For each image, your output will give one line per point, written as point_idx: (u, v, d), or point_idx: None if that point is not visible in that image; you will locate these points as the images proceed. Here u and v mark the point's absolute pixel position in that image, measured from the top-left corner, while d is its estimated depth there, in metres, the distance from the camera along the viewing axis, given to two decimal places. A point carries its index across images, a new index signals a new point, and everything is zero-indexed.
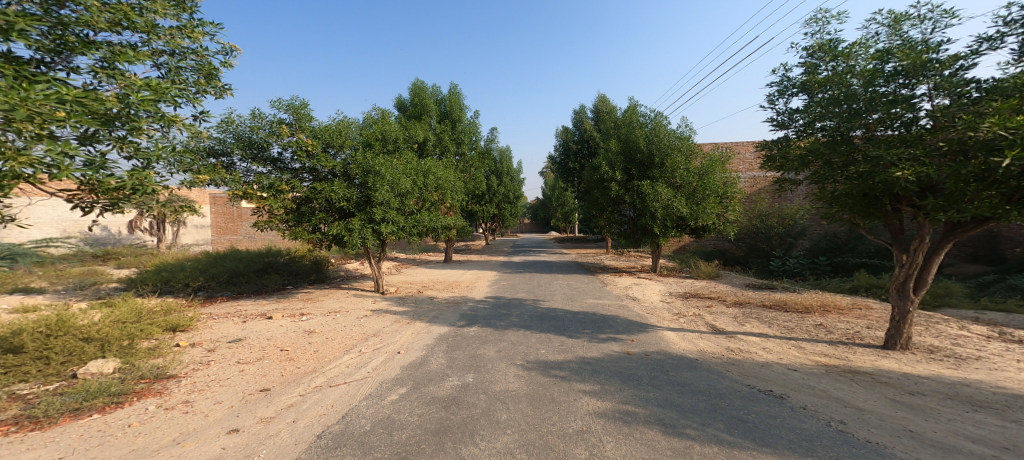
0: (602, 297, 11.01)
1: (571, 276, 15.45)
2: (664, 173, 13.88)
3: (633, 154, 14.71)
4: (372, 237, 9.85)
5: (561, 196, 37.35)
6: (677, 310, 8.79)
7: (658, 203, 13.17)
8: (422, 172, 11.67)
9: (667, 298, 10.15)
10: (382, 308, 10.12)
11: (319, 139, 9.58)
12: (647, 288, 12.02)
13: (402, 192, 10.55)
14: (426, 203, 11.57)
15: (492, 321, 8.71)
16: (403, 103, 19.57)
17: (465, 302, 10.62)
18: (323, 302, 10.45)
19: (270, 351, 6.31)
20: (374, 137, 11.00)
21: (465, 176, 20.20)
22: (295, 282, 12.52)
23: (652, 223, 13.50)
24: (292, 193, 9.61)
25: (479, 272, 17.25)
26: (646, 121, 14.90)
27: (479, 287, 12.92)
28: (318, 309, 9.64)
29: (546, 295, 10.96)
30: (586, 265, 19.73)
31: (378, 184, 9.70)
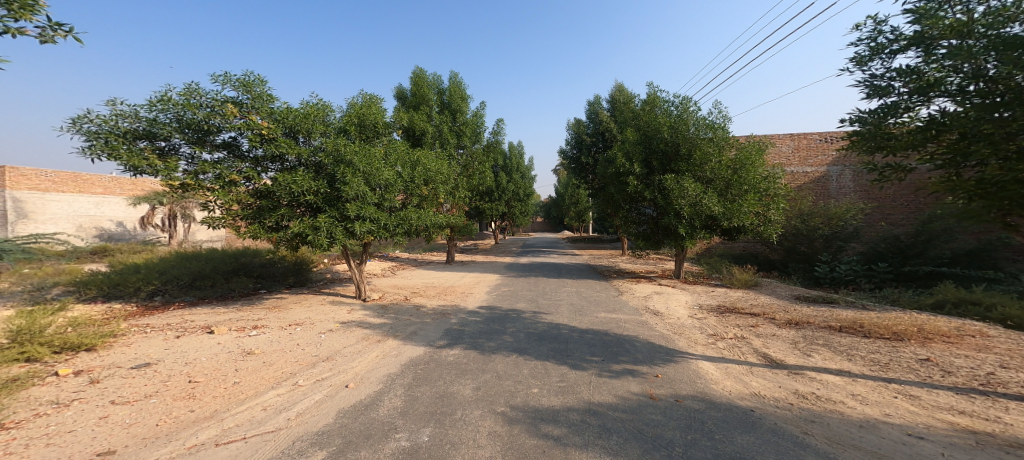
0: (617, 309, 9.27)
1: (583, 281, 13.72)
2: (692, 167, 11.99)
3: (655, 145, 12.83)
4: (343, 238, 8.20)
5: (575, 194, 35.78)
6: (714, 329, 7.00)
7: (685, 200, 11.31)
8: (410, 163, 10.03)
9: (698, 312, 8.34)
10: (358, 317, 8.62)
11: (281, 122, 7.98)
12: (671, 298, 10.20)
13: (383, 186, 8.92)
14: (414, 198, 9.91)
15: (481, 339, 7.10)
16: (402, 92, 18.13)
17: (456, 313, 9.05)
18: (290, 311, 8.97)
19: (174, 383, 4.76)
20: (353, 123, 9.45)
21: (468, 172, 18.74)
22: (268, 286, 11.11)
23: (679, 224, 11.58)
24: (249, 185, 7.97)
25: (481, 275, 15.65)
26: (670, 108, 13.02)
27: (476, 294, 11.36)
28: (279, 320, 8.15)
29: (550, 306, 9.30)
30: (599, 268, 18.00)
31: (350, 174, 8.09)
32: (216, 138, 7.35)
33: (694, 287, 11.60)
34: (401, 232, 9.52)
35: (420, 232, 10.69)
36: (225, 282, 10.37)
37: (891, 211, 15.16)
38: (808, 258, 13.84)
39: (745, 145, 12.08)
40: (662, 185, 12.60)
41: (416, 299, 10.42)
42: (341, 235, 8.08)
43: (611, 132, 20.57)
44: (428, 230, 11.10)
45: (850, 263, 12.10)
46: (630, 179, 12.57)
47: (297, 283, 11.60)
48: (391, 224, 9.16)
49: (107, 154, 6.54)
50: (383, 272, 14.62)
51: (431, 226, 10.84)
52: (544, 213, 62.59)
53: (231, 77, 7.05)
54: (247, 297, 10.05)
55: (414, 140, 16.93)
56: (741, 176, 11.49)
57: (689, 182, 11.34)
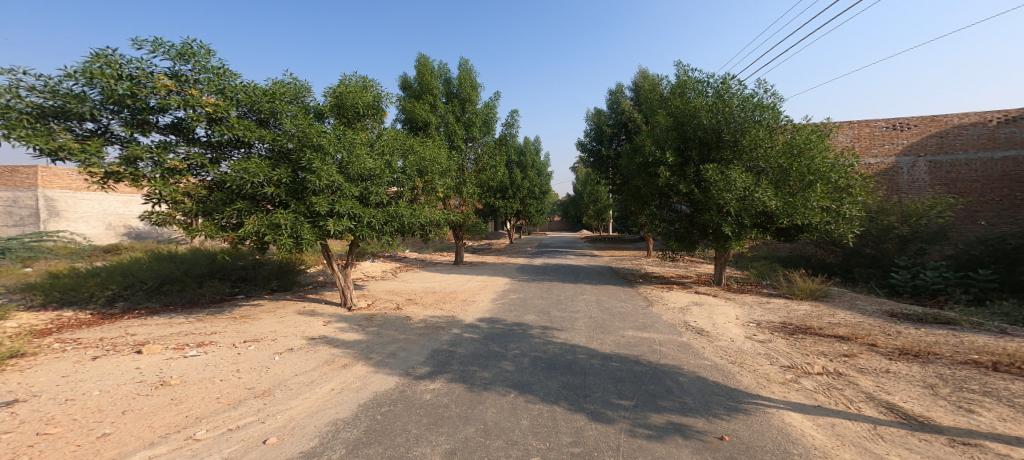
0: (647, 324, 7.55)
1: (604, 286, 11.99)
2: (740, 154, 9.99)
3: (692, 130, 10.87)
4: (312, 238, 6.68)
5: (595, 192, 34.24)
6: (788, 361, 5.20)
7: (731, 193, 9.38)
8: (401, 151, 8.46)
9: (755, 332, 6.56)
10: (339, 327, 7.23)
11: (236, 99, 6.41)
12: (715, 310, 8.39)
13: (363, 175, 7.35)
14: (406, 192, 8.29)
15: (479, 365, 5.56)
16: (406, 82, 16.73)
17: (451, 327, 7.57)
18: (259, 319, 7.60)
19: (11, 438, 3.33)
20: (332, 102, 7.94)
21: (477, 165, 17.70)
22: (247, 290, 9.66)
23: (724, 222, 9.64)
24: (202, 175, 6.48)
25: (489, 278, 14.12)
26: (709, 87, 11.06)
27: (479, 302, 9.89)
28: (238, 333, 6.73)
29: (565, 321, 7.70)
30: (621, 270, 16.27)
31: (319, 161, 6.55)
32: (153, 118, 5.96)
33: (741, 296, 9.73)
34: (388, 232, 7.93)
35: (414, 231, 9.08)
36: (196, 286, 8.97)
37: (979, 206, 13.55)
38: (881, 264, 12.11)
39: (803, 128, 9.99)
40: (701, 178, 10.66)
41: (411, 308, 9.00)
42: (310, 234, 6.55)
43: (635, 122, 18.64)
44: (423, 228, 9.47)
45: (938, 269, 10.35)
46: (662, 169, 10.71)
47: (281, 286, 10.11)
48: (377, 222, 7.55)
49: (4, 134, 5.21)
50: (381, 274, 13.26)
51: (427, 224, 9.23)
52: (561, 212, 60.62)
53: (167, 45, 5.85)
54: (218, 303, 8.68)
55: (409, 129, 16.12)
56: (802, 165, 9.43)
57: (737, 171, 9.41)
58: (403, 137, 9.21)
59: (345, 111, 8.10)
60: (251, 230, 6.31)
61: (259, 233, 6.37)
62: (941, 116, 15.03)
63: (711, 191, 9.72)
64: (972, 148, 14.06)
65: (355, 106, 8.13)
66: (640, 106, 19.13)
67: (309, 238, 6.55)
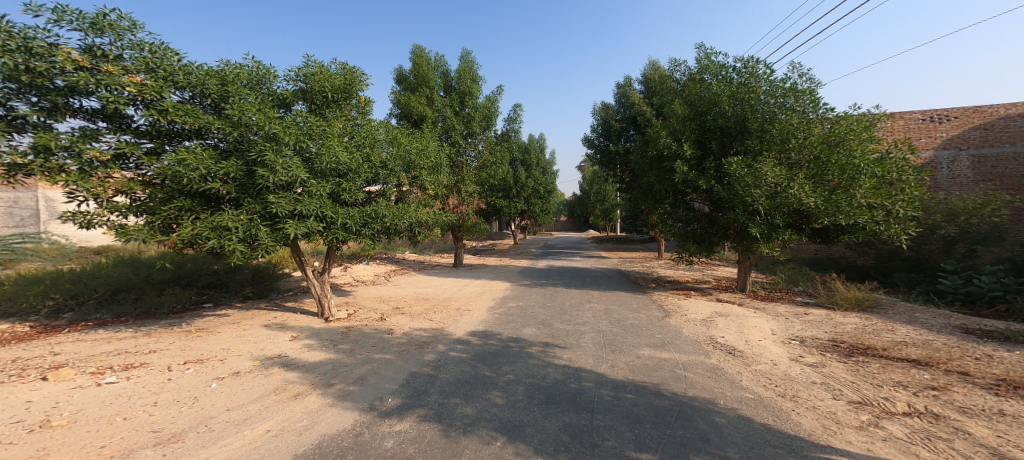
0: (666, 341, 6.42)
1: (614, 292, 10.89)
2: (769, 146, 8.78)
3: (714, 120, 9.66)
4: (270, 243, 5.53)
5: (603, 192, 33.31)
6: (856, 396, 4.06)
7: (759, 190, 8.22)
8: (381, 142, 7.33)
9: (800, 354, 5.41)
10: (307, 338, 6.17)
11: (174, 81, 5.40)
12: (744, 323, 7.25)
13: (333, 170, 6.21)
14: (389, 189, 7.12)
15: (462, 395, 4.48)
16: (401, 74, 15.78)
17: (438, 342, 6.52)
18: (217, 321, 6.56)
19: None
20: (298, 84, 6.78)
21: (478, 161, 16.63)
22: (215, 299, 8.00)
23: (752, 223, 8.42)
24: (139, 169, 5.38)
25: (488, 283, 13.09)
26: (732, 71, 9.87)
27: (474, 311, 8.84)
28: (185, 345, 5.47)
29: (570, 338, 6.61)
30: (631, 274, 15.19)
31: (273, 152, 5.43)
32: (70, 99, 5.05)
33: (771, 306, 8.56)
34: (366, 236, 6.79)
35: (401, 233, 7.95)
36: (157, 294, 7.41)
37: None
38: (927, 269, 11.25)
39: (842, 117, 8.78)
40: (723, 173, 9.51)
41: (397, 317, 8.01)
42: (266, 238, 5.43)
43: (644, 115, 17.50)
44: (411, 230, 8.31)
45: (995, 274, 9.29)
46: (679, 164, 9.54)
47: (257, 294, 8.47)
48: (351, 223, 6.39)
49: None
50: (372, 277, 12.26)
51: (416, 225, 8.07)
52: (567, 212, 59.53)
53: (85, 18, 5.04)
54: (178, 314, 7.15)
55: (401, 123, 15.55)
56: (843, 158, 8.21)
57: (768, 165, 8.22)
58: (389, 126, 8.11)
59: (314, 96, 6.90)
60: (188, 235, 5.14)
61: (198, 239, 5.21)
62: (986, 108, 14.36)
63: (736, 187, 8.55)
64: (1021, 140, 12.88)
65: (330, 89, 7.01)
66: (651, 99, 18.00)
67: (264, 243, 5.42)
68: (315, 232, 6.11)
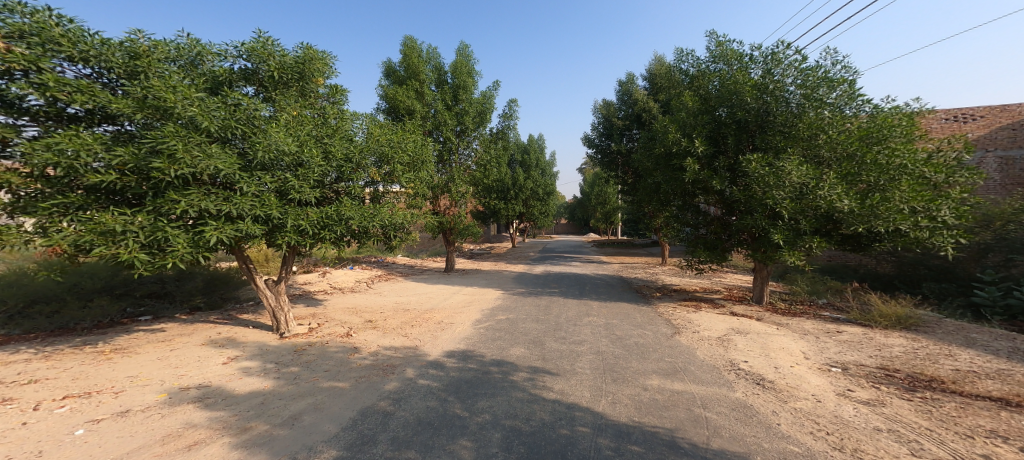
0: (679, 367, 5.41)
1: (615, 303, 9.89)
2: (793, 142, 7.78)
3: (729, 113, 8.64)
4: (186, 251, 4.40)
5: (604, 194, 32.37)
6: (943, 455, 3.12)
7: (784, 191, 7.20)
8: (348, 133, 6.26)
9: (847, 387, 4.42)
10: (251, 355, 5.18)
11: (60, 50, 4.41)
12: (767, 343, 6.25)
13: (279, 162, 5.14)
14: (356, 187, 6.02)
15: (423, 445, 3.47)
16: (390, 67, 14.82)
17: (409, 363, 5.54)
18: (149, 334, 5.53)
19: None
20: (242, 63, 5.75)
21: (472, 160, 15.71)
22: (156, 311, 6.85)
23: (773, 229, 7.41)
24: (12, 158, 4.41)
25: (479, 290, 12.11)
26: (751, 60, 8.90)
27: (458, 325, 7.86)
28: (84, 368, 4.31)
29: (565, 361, 5.63)
30: (633, 281, 14.20)
31: (183, 138, 4.33)
32: None
33: (795, 322, 7.54)
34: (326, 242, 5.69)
35: (374, 238, 6.87)
36: (82, 306, 6.20)
37: None
38: (962, 280, 10.21)
39: (876, 109, 7.81)
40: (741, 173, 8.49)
41: (366, 332, 6.78)
42: (180, 244, 4.30)
43: (650, 112, 16.68)
44: (387, 234, 7.21)
45: None
46: (690, 162, 8.56)
47: (209, 305, 7.38)
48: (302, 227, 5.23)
49: None
50: (352, 283, 11.22)
51: (392, 229, 7.01)
52: (566, 213, 58.91)
53: None
54: (105, 329, 6.00)
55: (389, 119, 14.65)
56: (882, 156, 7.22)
57: (793, 162, 7.20)
58: (362, 116, 7.10)
59: (263, 77, 5.89)
60: (74, 240, 4.08)
61: (85, 246, 4.10)
62: (1015, 107, 13.39)
63: (756, 188, 7.56)
64: None
65: (285, 71, 5.98)
66: (656, 95, 17.12)
67: (175, 252, 4.27)
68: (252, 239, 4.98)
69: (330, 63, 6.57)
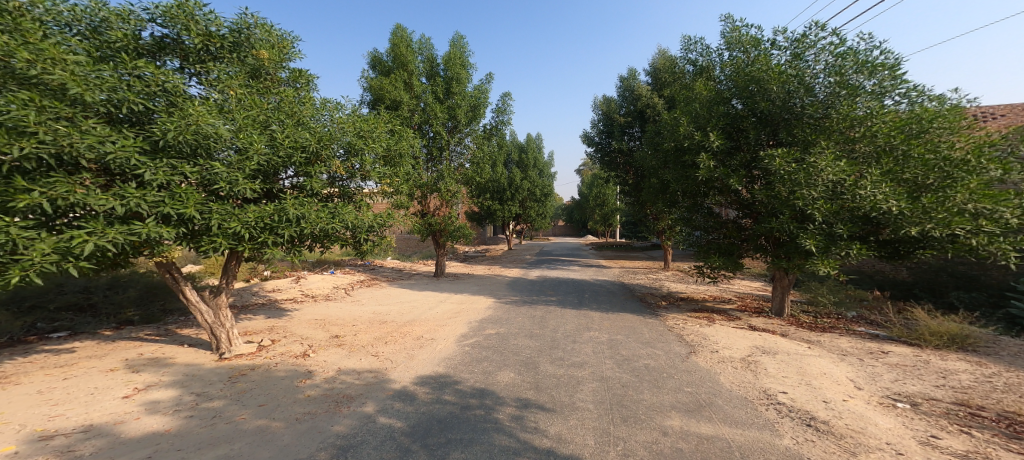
0: (702, 401, 4.42)
1: (618, 314, 8.90)
2: (823, 136, 6.81)
3: (748, 105, 7.69)
4: (54, 260, 3.30)
5: (603, 196, 31.52)
6: None
7: (815, 188, 6.21)
8: (305, 117, 5.20)
9: (930, 433, 3.44)
10: (172, 378, 4.10)
11: None
12: (804, 367, 5.26)
13: (202, 149, 4.06)
14: (311, 181, 4.92)
15: None
16: (376, 57, 13.84)
17: (374, 392, 4.51)
18: (48, 358, 4.47)
19: None
20: (165, 36, 4.68)
21: (463, 159, 14.75)
22: (77, 326, 5.80)
23: (801, 233, 6.42)
24: None
25: (469, 298, 11.13)
26: (771, 45, 7.99)
27: (442, 340, 6.85)
28: None
29: (563, 393, 4.63)
30: (635, 288, 13.25)
31: (40, 111, 3.27)
32: None
33: (827, 339, 6.57)
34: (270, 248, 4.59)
35: (338, 242, 5.76)
36: None
37: None
38: (993, 289, 9.31)
39: (915, 98, 6.91)
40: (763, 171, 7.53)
41: (329, 350, 5.71)
42: (37, 252, 3.17)
43: (654, 109, 15.80)
44: (356, 238, 6.11)
45: None
46: (703, 158, 7.59)
47: (144, 319, 6.29)
48: (229, 229, 4.14)
49: None
50: (329, 290, 10.17)
51: (362, 232, 5.92)
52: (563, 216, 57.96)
53: None
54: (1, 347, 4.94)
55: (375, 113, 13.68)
56: (927, 151, 6.32)
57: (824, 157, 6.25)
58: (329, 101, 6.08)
59: (192, 52, 4.83)
60: None
61: None
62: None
63: (781, 187, 6.58)
64: None
65: (218, 41, 4.96)
66: (661, 91, 16.26)
67: (30, 259, 3.21)
68: (158, 244, 3.91)
69: (281, 44, 5.59)
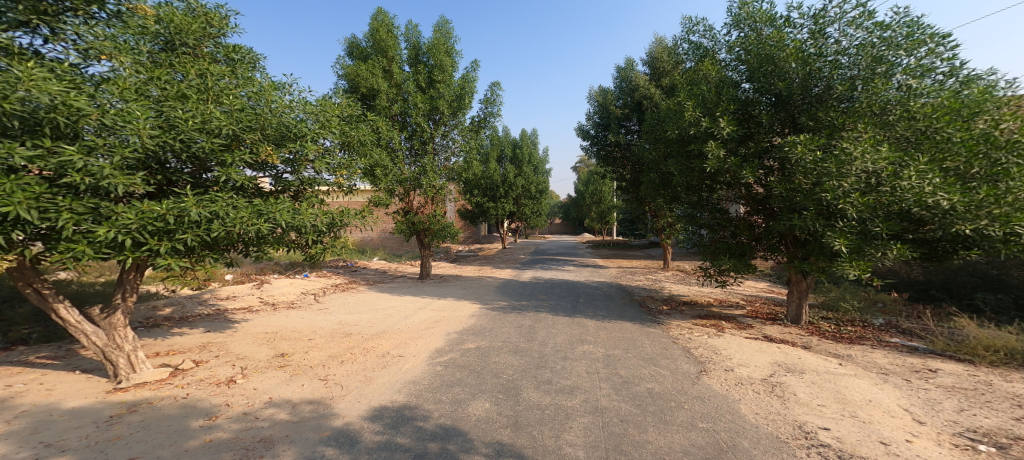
0: (722, 444, 3.47)
1: (615, 322, 7.94)
2: (852, 121, 5.87)
3: (762, 87, 6.72)
4: None
5: (600, 193, 30.63)
6: None
7: (847, 179, 5.25)
8: (225, 94, 4.18)
9: None
10: (24, 425, 3.30)
11: None
12: (841, 393, 4.30)
13: (49, 128, 3.10)
14: (224, 172, 3.89)
15: None
16: (354, 43, 12.81)
17: (304, 436, 3.52)
18: None
19: None
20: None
21: (449, 153, 13.76)
22: None
23: (828, 232, 5.47)
24: None
25: (452, 303, 10.17)
26: (791, 22, 7.01)
27: (412, 357, 5.90)
28: None
29: (548, 434, 3.68)
30: (634, 290, 12.31)
31: None
32: None
33: (859, 353, 5.63)
34: (168, 258, 3.61)
35: (276, 248, 4.74)
36: None
37: None
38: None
39: (956, 74, 5.98)
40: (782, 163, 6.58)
41: (265, 373, 4.73)
42: None
43: (653, 100, 14.88)
44: (302, 240, 5.13)
45: None
46: (712, 146, 6.62)
47: (49, 338, 5.30)
48: (97, 234, 3.18)
49: None
50: (295, 295, 9.13)
51: (306, 234, 4.93)
52: (560, 214, 56.99)
53: None
54: None
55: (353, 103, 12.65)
56: (974, 137, 5.43)
57: (855, 144, 5.31)
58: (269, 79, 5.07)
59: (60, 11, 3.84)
60: None
61: None
62: None
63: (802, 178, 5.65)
64: None
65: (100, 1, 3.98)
66: (660, 81, 15.34)
67: None
68: None
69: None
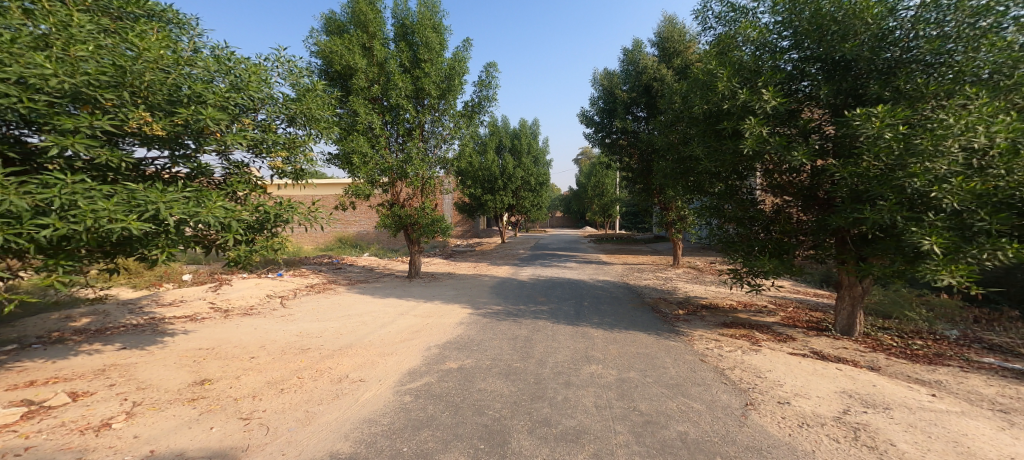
0: None
1: (628, 332, 6.72)
2: (946, 89, 4.61)
3: (817, 53, 5.46)
4: None
5: (603, 185, 29.32)
6: None
7: (943, 160, 4.17)
8: (81, 42, 3.08)
9: None
10: None
11: None
12: (964, 448, 3.05)
13: None
14: (56, 141, 2.69)
15: None
16: (332, 17, 11.50)
17: None
18: None
19: None
20: None
21: (439, 140, 12.50)
22: None
23: (912, 228, 4.26)
24: None
25: (440, 307, 8.96)
26: None
27: (381, 384, 4.71)
28: None
29: None
30: (645, 290, 11.07)
31: None
32: None
33: (949, 379, 4.40)
34: None
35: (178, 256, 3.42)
36: None
37: None
38: None
39: None
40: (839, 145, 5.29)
41: (167, 407, 3.53)
42: None
43: (666, 83, 13.54)
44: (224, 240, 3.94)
45: None
46: (751, 123, 5.36)
47: None
48: None
49: None
50: (257, 298, 7.82)
51: (226, 231, 3.72)
52: (562, 208, 55.69)
53: None
54: None
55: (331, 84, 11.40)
56: None
57: (953, 115, 4.28)
58: (176, 37, 3.88)
59: None
60: None
61: None
62: None
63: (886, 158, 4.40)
64: None
65: None
66: (673, 62, 13.98)
67: None
68: None
69: None
